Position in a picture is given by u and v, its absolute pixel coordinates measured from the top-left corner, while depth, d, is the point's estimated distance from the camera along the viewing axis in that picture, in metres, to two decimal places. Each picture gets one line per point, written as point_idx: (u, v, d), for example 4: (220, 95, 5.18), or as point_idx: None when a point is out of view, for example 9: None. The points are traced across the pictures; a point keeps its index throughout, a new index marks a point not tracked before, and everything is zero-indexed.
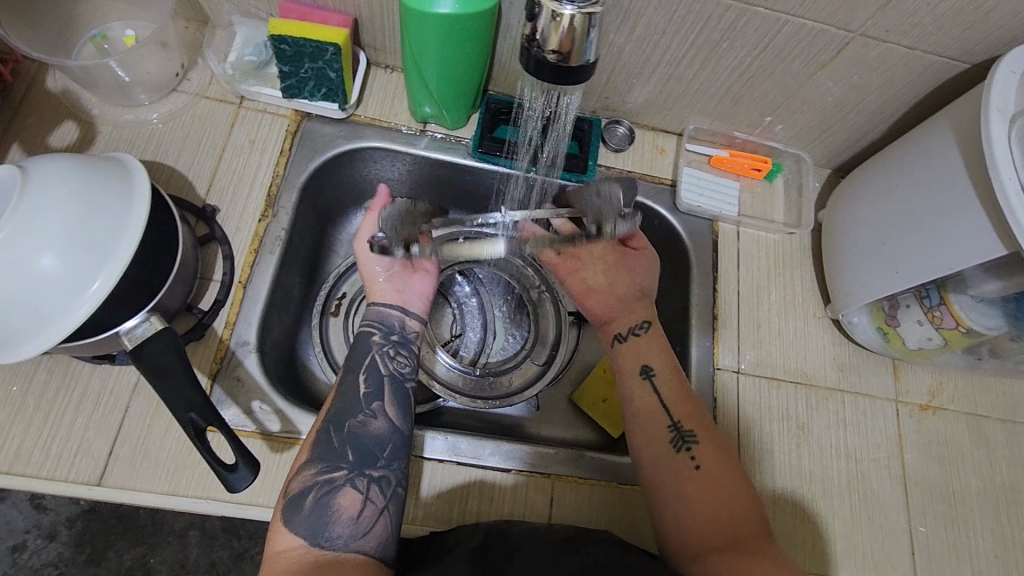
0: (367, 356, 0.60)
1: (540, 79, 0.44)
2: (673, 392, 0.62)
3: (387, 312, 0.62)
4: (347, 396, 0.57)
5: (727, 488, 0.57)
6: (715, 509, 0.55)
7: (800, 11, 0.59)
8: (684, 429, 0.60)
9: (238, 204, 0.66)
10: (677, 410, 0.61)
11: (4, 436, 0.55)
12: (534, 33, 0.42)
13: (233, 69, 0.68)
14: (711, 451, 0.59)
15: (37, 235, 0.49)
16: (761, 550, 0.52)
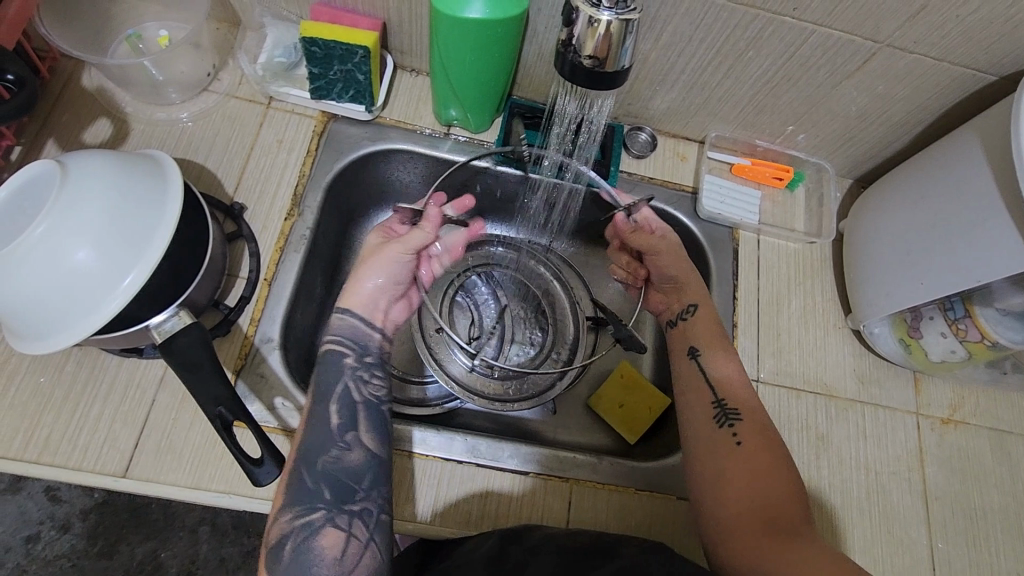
0: (338, 384, 0.55)
1: (574, 84, 0.44)
2: (722, 373, 0.63)
3: (356, 330, 0.58)
4: (319, 429, 0.53)
5: (766, 466, 0.56)
6: (756, 489, 0.54)
7: (828, 21, 0.59)
8: (728, 406, 0.60)
9: (265, 202, 0.67)
10: (722, 390, 0.61)
11: (33, 427, 0.56)
12: (569, 39, 0.42)
13: (263, 70, 0.70)
14: (755, 430, 0.58)
15: (74, 229, 0.50)
16: (799, 540, 0.51)
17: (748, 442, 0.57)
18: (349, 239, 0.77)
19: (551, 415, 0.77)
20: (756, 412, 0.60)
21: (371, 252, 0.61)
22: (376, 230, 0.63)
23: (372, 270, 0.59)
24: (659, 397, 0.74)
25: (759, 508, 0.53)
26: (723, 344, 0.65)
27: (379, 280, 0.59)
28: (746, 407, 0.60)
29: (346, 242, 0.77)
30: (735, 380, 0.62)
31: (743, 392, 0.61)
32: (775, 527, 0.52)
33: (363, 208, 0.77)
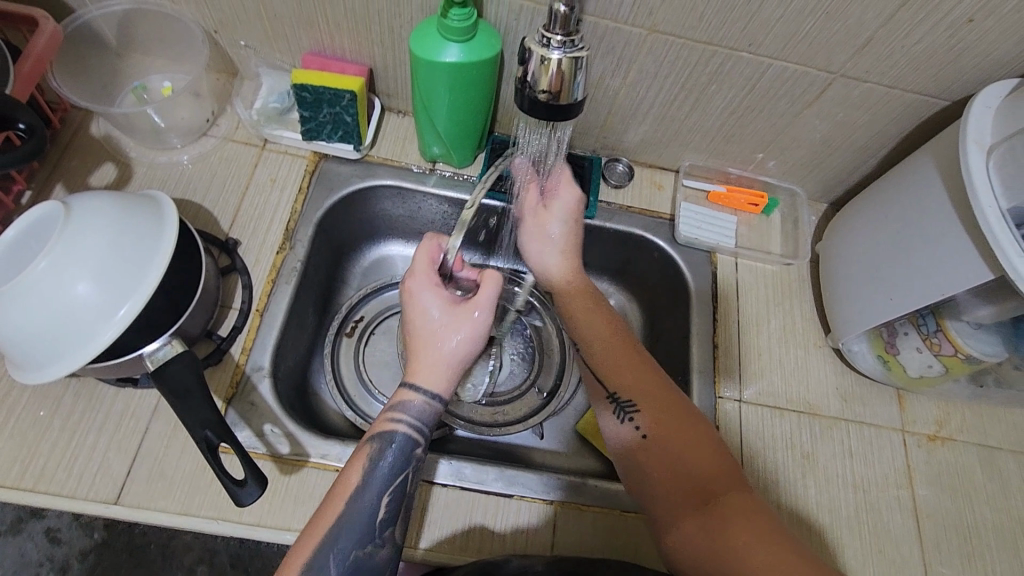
0: (402, 472, 0.54)
1: (534, 116, 0.47)
2: (605, 351, 0.63)
3: (428, 411, 0.55)
4: (359, 518, 0.51)
5: (699, 438, 0.57)
6: (687, 465, 0.55)
7: (782, 55, 0.63)
8: (622, 400, 0.60)
9: (258, 237, 0.70)
10: (614, 381, 0.61)
11: (30, 456, 0.58)
12: (525, 76, 0.46)
13: (258, 114, 0.75)
14: (656, 414, 0.58)
15: (75, 264, 0.53)
16: (731, 502, 0.52)
17: (651, 427, 0.58)
18: (341, 273, 0.81)
19: (540, 440, 0.78)
20: (647, 388, 0.60)
21: (451, 332, 0.55)
22: (434, 290, 0.56)
23: (462, 353, 0.55)
24: None
25: (690, 486, 0.54)
26: (601, 329, 0.64)
27: (459, 356, 0.56)
28: (636, 386, 0.60)
29: (337, 275, 0.81)
30: (619, 356, 0.62)
31: (633, 370, 0.61)
32: (711, 502, 0.53)
33: (354, 242, 0.82)
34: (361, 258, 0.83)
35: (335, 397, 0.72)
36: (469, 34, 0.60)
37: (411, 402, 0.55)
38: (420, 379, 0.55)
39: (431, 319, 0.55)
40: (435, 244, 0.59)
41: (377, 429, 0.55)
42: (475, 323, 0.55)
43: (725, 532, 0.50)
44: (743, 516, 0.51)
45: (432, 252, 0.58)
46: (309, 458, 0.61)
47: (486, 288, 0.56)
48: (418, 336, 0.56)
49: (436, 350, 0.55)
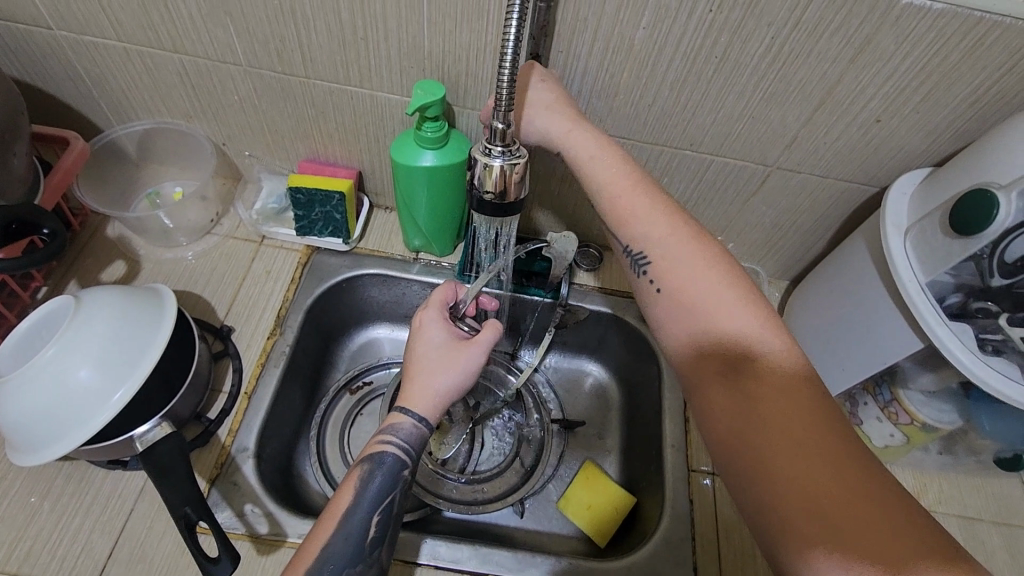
0: (390, 493, 0.57)
1: (483, 214, 0.53)
2: (621, 196, 0.61)
3: (416, 435, 0.60)
4: (349, 538, 0.54)
5: (709, 294, 0.54)
6: (701, 329, 0.53)
7: (721, 151, 0.71)
8: (637, 255, 0.60)
9: (251, 324, 0.76)
10: (632, 234, 0.60)
11: (17, 538, 0.60)
12: (472, 179, 0.51)
13: (257, 214, 0.83)
14: (668, 266, 0.57)
15: (79, 352, 0.58)
16: (761, 373, 0.49)
17: (663, 281, 0.57)
18: (330, 356, 0.86)
19: (520, 519, 0.79)
20: (665, 240, 0.58)
21: (448, 361, 0.62)
22: (444, 324, 0.65)
23: (449, 385, 0.61)
24: (624, 497, 0.77)
25: (710, 348, 0.52)
26: (621, 187, 0.61)
27: (450, 386, 0.61)
28: (656, 238, 0.59)
29: (326, 359, 0.85)
30: (644, 202, 0.60)
31: (659, 217, 0.59)
32: (737, 372, 0.50)
33: (344, 325, 0.87)
34: (348, 342, 0.88)
35: (318, 477, 0.75)
36: (441, 141, 0.68)
37: (403, 425, 0.60)
38: (412, 404, 0.60)
39: (433, 346, 0.63)
40: (450, 288, 0.69)
41: (367, 453, 0.59)
42: (472, 357, 0.62)
43: (759, 407, 0.47)
44: (779, 396, 0.47)
45: (446, 294, 0.68)
46: (288, 538, 0.62)
47: (489, 332, 0.63)
48: (417, 363, 0.62)
49: (428, 376, 0.61)
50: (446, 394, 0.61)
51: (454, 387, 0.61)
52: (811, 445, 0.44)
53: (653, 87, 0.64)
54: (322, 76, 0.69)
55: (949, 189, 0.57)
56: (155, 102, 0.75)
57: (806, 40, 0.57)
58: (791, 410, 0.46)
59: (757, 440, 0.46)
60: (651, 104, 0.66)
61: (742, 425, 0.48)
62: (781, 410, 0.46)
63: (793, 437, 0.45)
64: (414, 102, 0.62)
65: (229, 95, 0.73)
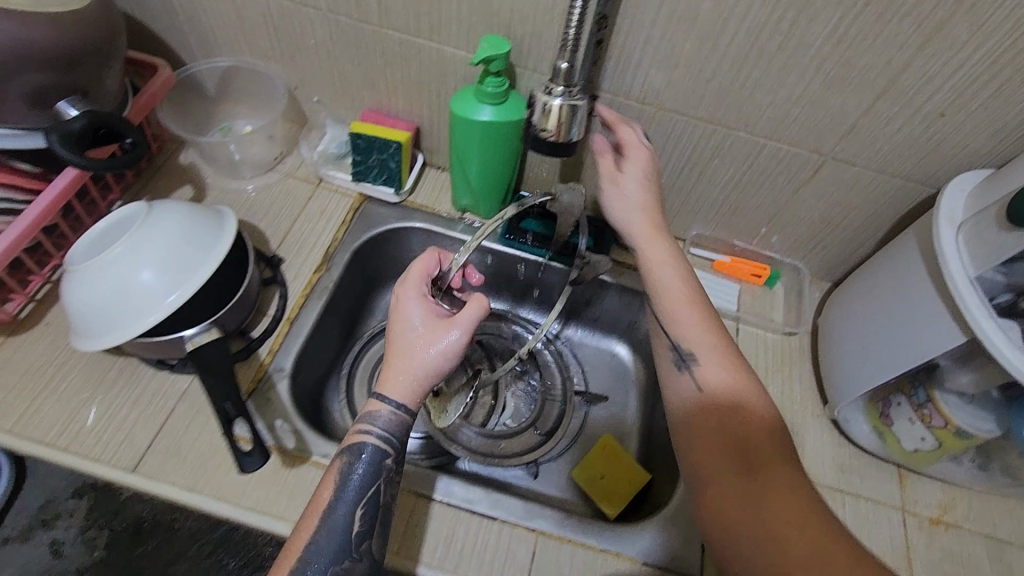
0: (373, 483, 0.57)
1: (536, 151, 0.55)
2: (685, 300, 0.66)
3: (395, 422, 0.58)
4: (333, 533, 0.54)
5: (737, 404, 0.58)
6: (727, 429, 0.57)
7: (775, 136, 0.71)
8: (683, 351, 0.63)
9: (301, 257, 0.80)
10: (681, 335, 0.64)
11: (69, 420, 0.64)
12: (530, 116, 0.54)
13: (320, 155, 0.87)
14: (710, 366, 0.61)
15: (145, 254, 0.63)
16: (782, 472, 0.54)
17: (708, 382, 0.60)
18: (370, 302, 0.89)
19: (534, 480, 0.80)
20: (717, 348, 0.62)
21: (426, 345, 0.58)
22: (424, 304, 0.61)
23: (428, 370, 0.58)
24: (639, 474, 0.78)
25: (736, 448, 0.55)
26: (682, 287, 0.66)
27: (426, 371, 0.58)
28: (701, 336, 0.63)
29: (366, 304, 0.89)
30: (696, 311, 0.65)
31: (708, 328, 0.64)
32: (750, 466, 0.54)
33: (387, 276, 0.90)
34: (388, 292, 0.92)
35: (343, 409, 0.78)
36: (501, 98, 0.70)
37: (380, 413, 0.58)
38: (388, 390, 0.58)
39: (410, 326, 0.60)
40: (433, 257, 0.64)
41: (348, 442, 0.58)
42: (451, 340, 0.58)
43: (764, 496, 0.52)
44: (781, 483, 0.53)
45: (428, 264, 0.64)
46: (311, 455, 0.65)
47: (468, 309, 0.59)
48: (394, 343, 0.60)
49: (404, 360, 0.58)
50: (424, 379, 0.59)
51: (435, 372, 0.58)
52: (810, 528, 0.50)
53: (713, 61, 0.65)
54: (395, 26, 0.72)
55: (1009, 184, 0.56)
56: (238, 39, 0.80)
57: (875, 22, 0.57)
58: (793, 495, 0.52)
59: (759, 519, 0.51)
60: (710, 80, 0.67)
61: (749, 509, 0.52)
62: (786, 496, 0.52)
63: (792, 522, 0.50)
64: (479, 54, 0.65)
65: (306, 40, 0.77)
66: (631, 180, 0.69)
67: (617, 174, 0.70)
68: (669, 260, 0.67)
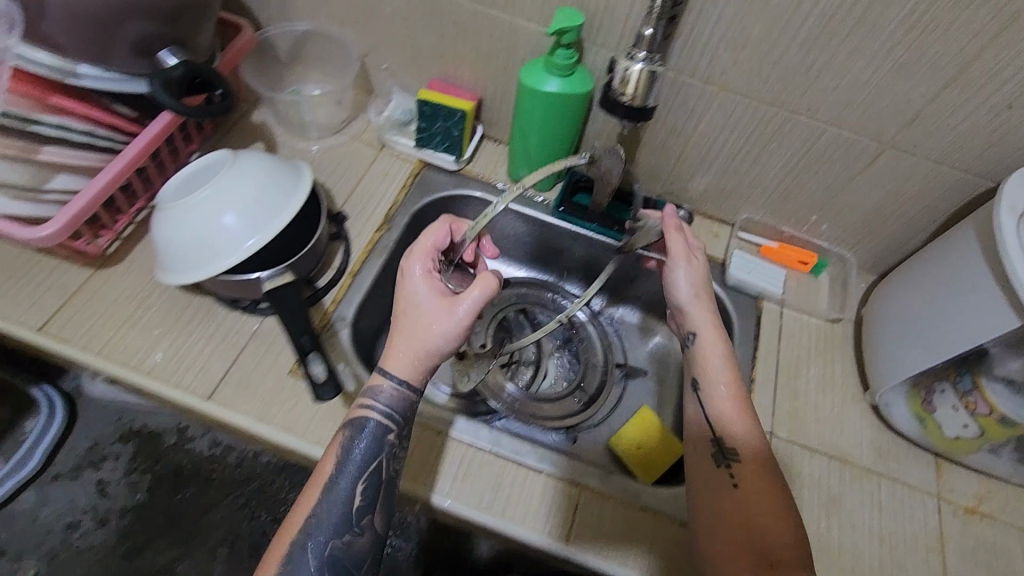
0: (375, 458, 0.59)
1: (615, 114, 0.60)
2: (734, 398, 0.65)
3: (397, 399, 0.60)
4: (334, 505, 0.56)
5: (765, 502, 0.58)
6: (754, 522, 0.57)
7: (837, 121, 0.72)
8: (727, 447, 0.62)
9: (364, 216, 0.84)
10: (722, 428, 0.63)
11: (150, 349, 0.69)
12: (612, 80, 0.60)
13: (384, 121, 0.91)
14: (752, 467, 0.60)
15: (229, 197, 0.67)
16: None
17: (746, 483, 0.59)
18: None
19: (573, 445, 0.83)
20: (759, 452, 0.61)
21: (430, 321, 0.59)
22: (429, 280, 0.61)
23: (431, 349, 0.59)
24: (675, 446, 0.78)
25: (757, 551, 0.54)
26: (734, 382, 0.66)
27: (428, 350, 0.59)
28: (748, 437, 0.62)
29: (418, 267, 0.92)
30: (747, 415, 0.64)
31: (756, 435, 0.63)
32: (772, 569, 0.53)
33: None
34: None
35: None
36: (569, 70, 0.73)
37: (381, 389, 0.59)
38: (390, 365, 0.60)
39: (415, 302, 0.60)
40: (440, 231, 0.65)
41: (350, 416, 0.60)
42: (454, 317, 0.59)
43: None
44: None
45: (434, 239, 0.65)
46: None
47: (472, 289, 0.59)
48: (400, 318, 0.61)
49: (407, 336, 0.59)
50: (425, 357, 0.59)
51: (436, 350, 0.59)
52: None
53: (782, 42, 0.67)
54: None
55: None
56: (317, 4, 0.84)
57: (950, 9, 0.58)
58: None
59: None
60: (777, 62, 0.69)
61: None
62: None
63: None
64: (554, 25, 0.67)
65: (383, 7, 0.81)
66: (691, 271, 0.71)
67: (679, 269, 0.71)
68: (717, 356, 0.67)
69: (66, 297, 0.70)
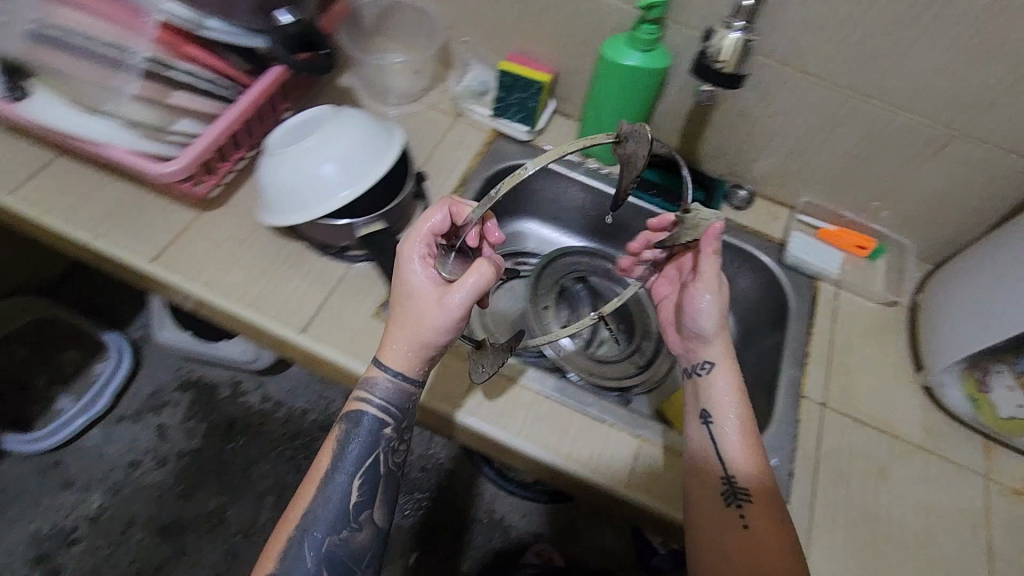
0: (371, 454, 0.62)
1: (708, 80, 0.67)
2: (743, 433, 0.65)
3: (393, 391, 0.62)
4: (332, 499, 0.59)
5: (773, 536, 0.59)
6: (759, 552, 0.59)
7: (909, 107, 0.74)
8: (737, 485, 0.63)
9: (441, 178, 0.89)
10: (733, 464, 0.64)
11: (248, 284, 0.75)
12: (709, 48, 0.66)
13: (461, 91, 0.96)
14: (760, 505, 0.61)
15: (332, 147, 0.73)
16: None
17: (755, 521, 0.60)
18: None
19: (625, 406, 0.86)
20: (767, 487, 0.62)
21: (424, 315, 0.60)
22: (424, 271, 0.61)
23: (424, 343, 0.60)
24: None
25: None
26: (744, 410, 0.66)
27: (421, 345, 0.61)
28: (757, 473, 0.63)
29: None
30: (754, 449, 0.64)
31: (763, 470, 0.64)
32: None
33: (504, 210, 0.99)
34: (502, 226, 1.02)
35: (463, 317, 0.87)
36: (652, 45, 0.77)
37: (378, 382, 0.62)
38: (386, 359, 0.62)
39: (410, 293, 0.61)
40: (439, 216, 0.64)
41: (348, 412, 0.63)
42: (447, 311, 0.59)
43: None
44: None
45: (432, 226, 0.64)
46: None
47: (464, 283, 0.58)
48: (396, 309, 0.62)
49: (401, 329, 0.61)
50: (419, 351, 0.61)
51: (430, 344, 0.61)
52: None
53: (863, 26, 0.69)
54: None
55: None
56: None
57: None
58: None
59: None
60: (856, 45, 0.71)
61: None
62: None
63: None
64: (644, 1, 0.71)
65: None
66: (707, 296, 0.69)
67: (696, 297, 0.70)
68: (727, 383, 0.68)
69: (175, 233, 0.77)
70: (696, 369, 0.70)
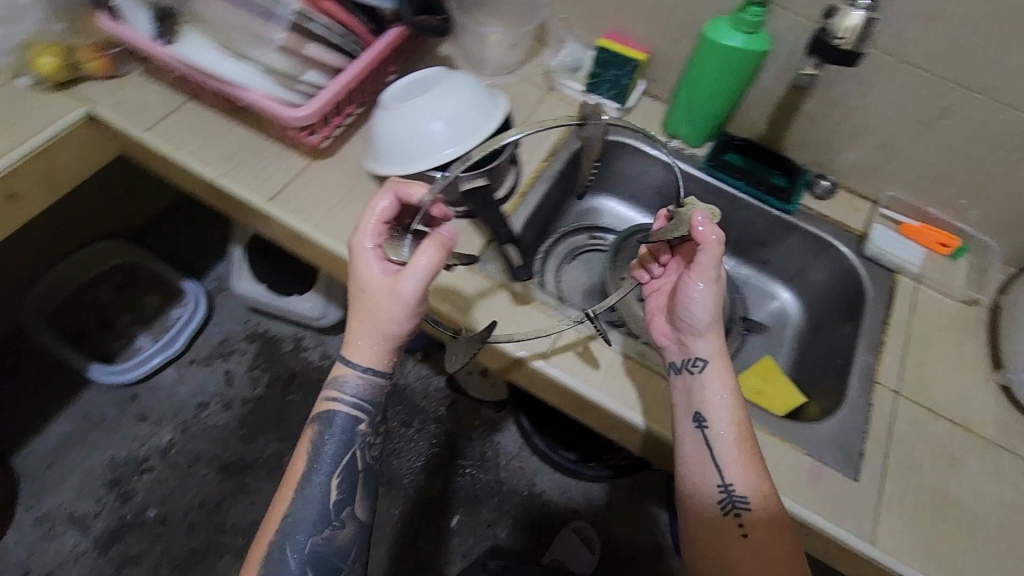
0: (345, 453, 0.65)
1: (828, 58, 0.72)
2: (739, 439, 0.66)
3: (362, 388, 0.65)
4: (310, 501, 0.64)
5: (773, 551, 0.62)
6: (763, 564, 0.62)
7: (1014, 103, 0.75)
8: (736, 493, 0.64)
9: (532, 147, 0.93)
10: (734, 474, 0.65)
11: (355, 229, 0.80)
12: (831, 26, 0.70)
13: (555, 67, 0.99)
14: (758, 516, 0.63)
15: (443, 105, 0.77)
16: None
17: (754, 531, 0.63)
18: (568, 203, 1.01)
19: None
20: (771, 505, 0.64)
21: (379, 309, 0.60)
22: (376, 264, 0.61)
23: (386, 336, 0.62)
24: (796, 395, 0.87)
25: None
26: (738, 417, 0.67)
27: (383, 340, 0.62)
28: (756, 482, 0.64)
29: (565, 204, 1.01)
30: (751, 457, 0.65)
31: (761, 477, 0.65)
32: None
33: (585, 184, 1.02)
34: (580, 201, 1.05)
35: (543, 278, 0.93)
36: (755, 28, 0.79)
37: (347, 380, 0.65)
38: (353, 357, 0.64)
39: (362, 288, 0.61)
40: (382, 205, 0.63)
41: (319, 412, 0.66)
42: (400, 301, 0.60)
43: None
44: None
45: (380, 215, 0.63)
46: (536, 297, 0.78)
47: (415, 269, 0.59)
48: (354, 306, 0.62)
49: (362, 327, 0.62)
50: (385, 345, 0.63)
51: (393, 337, 0.62)
52: None
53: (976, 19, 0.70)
54: None
55: None
56: None
57: None
58: None
59: None
60: (965, 38, 0.72)
61: None
62: None
63: None
64: None
65: None
66: (700, 290, 0.68)
67: (693, 290, 0.68)
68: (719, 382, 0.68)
69: (289, 177, 0.83)
70: (690, 366, 0.70)
